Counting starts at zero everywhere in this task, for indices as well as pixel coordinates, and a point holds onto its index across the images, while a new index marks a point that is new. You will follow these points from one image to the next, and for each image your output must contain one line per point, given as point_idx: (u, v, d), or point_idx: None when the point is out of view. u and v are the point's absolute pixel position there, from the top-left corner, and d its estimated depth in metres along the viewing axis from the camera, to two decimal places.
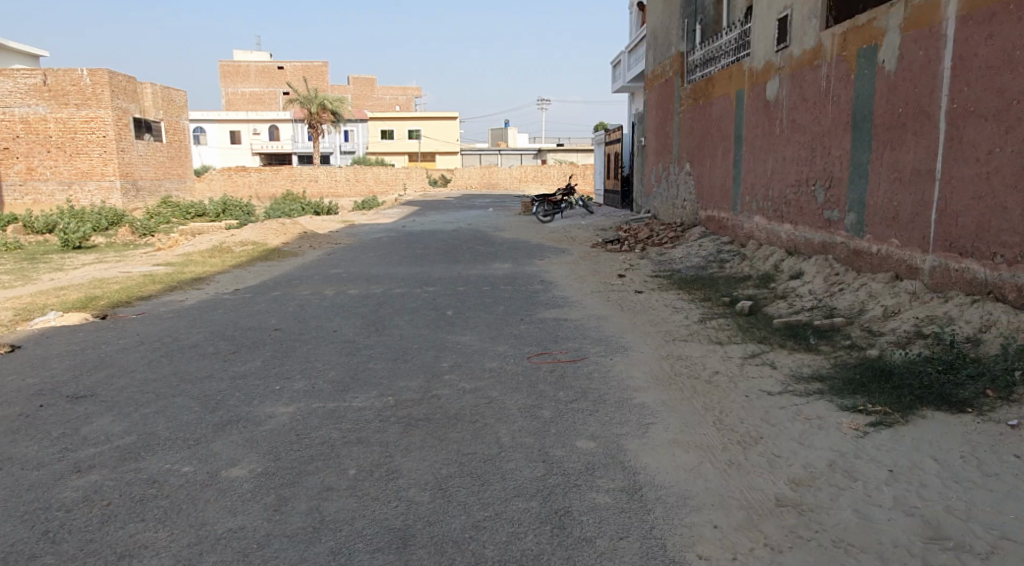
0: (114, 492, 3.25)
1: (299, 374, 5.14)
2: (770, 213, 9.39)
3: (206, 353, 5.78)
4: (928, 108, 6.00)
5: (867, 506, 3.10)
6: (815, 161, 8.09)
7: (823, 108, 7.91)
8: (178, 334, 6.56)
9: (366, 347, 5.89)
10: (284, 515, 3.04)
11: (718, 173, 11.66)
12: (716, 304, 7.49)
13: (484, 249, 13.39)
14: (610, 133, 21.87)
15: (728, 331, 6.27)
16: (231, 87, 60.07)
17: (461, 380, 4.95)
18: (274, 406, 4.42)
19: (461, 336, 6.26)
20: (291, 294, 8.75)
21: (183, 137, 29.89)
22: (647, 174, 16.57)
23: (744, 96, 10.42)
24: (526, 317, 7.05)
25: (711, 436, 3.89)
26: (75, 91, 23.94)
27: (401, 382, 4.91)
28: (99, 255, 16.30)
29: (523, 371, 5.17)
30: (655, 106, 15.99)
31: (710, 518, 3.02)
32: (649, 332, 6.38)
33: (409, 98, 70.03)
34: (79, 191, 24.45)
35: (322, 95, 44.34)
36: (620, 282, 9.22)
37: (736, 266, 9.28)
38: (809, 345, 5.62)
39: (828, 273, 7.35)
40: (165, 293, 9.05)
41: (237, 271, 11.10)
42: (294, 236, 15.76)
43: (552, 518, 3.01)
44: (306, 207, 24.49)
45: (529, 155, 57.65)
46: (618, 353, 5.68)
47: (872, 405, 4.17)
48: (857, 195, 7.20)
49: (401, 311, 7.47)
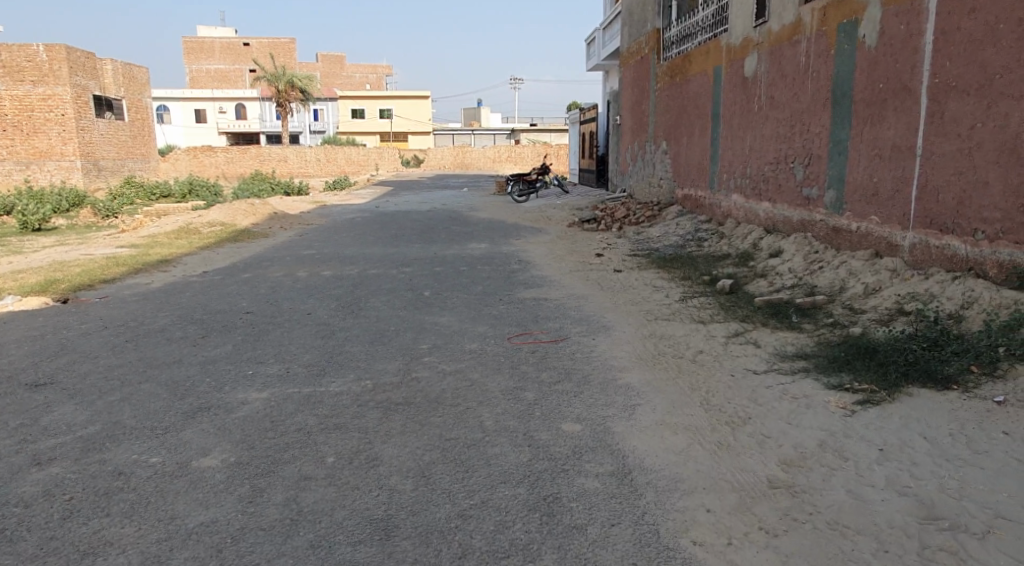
0: (77, 486, 3.08)
1: (272, 358, 4.97)
2: (748, 190, 9.34)
3: (174, 338, 5.57)
4: (909, 84, 5.94)
5: (861, 485, 3.02)
6: (794, 139, 8.02)
7: (803, 84, 7.83)
8: (144, 318, 6.32)
9: (342, 330, 5.72)
10: (260, 507, 2.90)
11: (695, 152, 11.57)
12: (696, 282, 7.42)
13: (460, 229, 13.20)
14: (584, 112, 21.70)
15: (710, 310, 6.20)
16: (196, 64, 58.59)
17: (441, 362, 4.81)
18: (246, 393, 4.25)
19: (439, 317, 6.12)
20: (262, 276, 8.52)
21: (146, 116, 29.07)
22: (623, 153, 16.47)
23: (722, 73, 10.33)
24: (505, 297, 6.93)
25: (699, 418, 3.81)
26: (31, 68, 23.11)
27: (378, 365, 4.76)
28: (61, 238, 15.82)
29: (504, 353, 5.05)
30: (631, 84, 15.86)
31: (702, 502, 2.93)
32: (630, 311, 6.28)
33: (380, 77, 69.03)
34: (37, 171, 23.65)
35: (290, 73, 43.41)
36: (598, 261, 9.12)
37: (714, 245, 9.22)
38: (791, 323, 5.57)
39: (807, 252, 7.32)
40: (130, 275, 8.76)
41: (205, 253, 10.81)
42: (264, 217, 15.43)
43: (541, 506, 2.91)
44: (276, 187, 24.04)
45: (503, 135, 57.26)
46: (600, 333, 5.58)
47: (858, 382, 4.10)
48: (836, 171, 7.14)
49: (377, 292, 7.30)
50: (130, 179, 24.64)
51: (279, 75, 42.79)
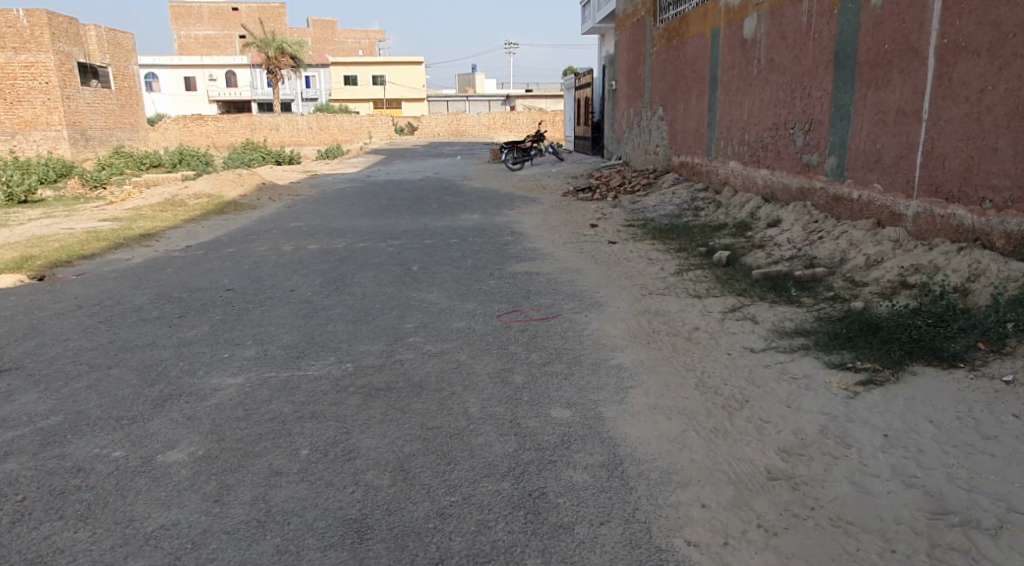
0: (31, 486, 2.93)
1: (250, 339, 4.76)
2: (746, 157, 9.07)
3: (150, 318, 5.36)
4: (916, 45, 5.66)
5: (865, 475, 2.84)
6: (794, 103, 7.74)
7: (804, 46, 7.53)
8: (120, 297, 6.10)
9: (325, 308, 5.51)
10: (224, 507, 2.72)
11: (692, 117, 11.26)
12: (692, 254, 7.20)
13: (452, 199, 12.94)
14: (580, 77, 21.24)
15: (706, 284, 6.00)
16: (184, 31, 57.46)
17: (426, 343, 4.61)
18: (220, 378, 4.05)
19: (427, 294, 5.91)
20: (247, 250, 8.29)
21: (133, 83, 28.48)
22: (619, 119, 16.13)
23: (720, 36, 9.99)
24: (495, 271, 6.71)
25: (694, 401, 3.62)
26: (12, 34, 22.50)
27: (360, 346, 4.55)
28: (47, 210, 15.51)
29: (492, 331, 4.85)
30: (627, 48, 15.46)
31: (697, 497, 2.75)
32: (624, 286, 6.07)
33: (373, 42, 67.78)
34: (23, 141, 23.19)
35: (279, 38, 42.51)
36: (592, 232, 8.89)
37: (712, 215, 8.98)
38: (790, 297, 5.37)
39: (806, 222, 7.09)
40: (111, 251, 8.51)
41: (190, 226, 10.54)
42: (253, 188, 15.11)
43: (526, 502, 2.73)
44: (267, 156, 23.65)
45: (498, 101, 56.44)
46: (592, 309, 5.37)
47: (860, 360, 3.91)
48: (838, 137, 6.88)
49: (364, 267, 7.08)
50: (118, 149, 24.19)
51: (269, 41, 41.95)
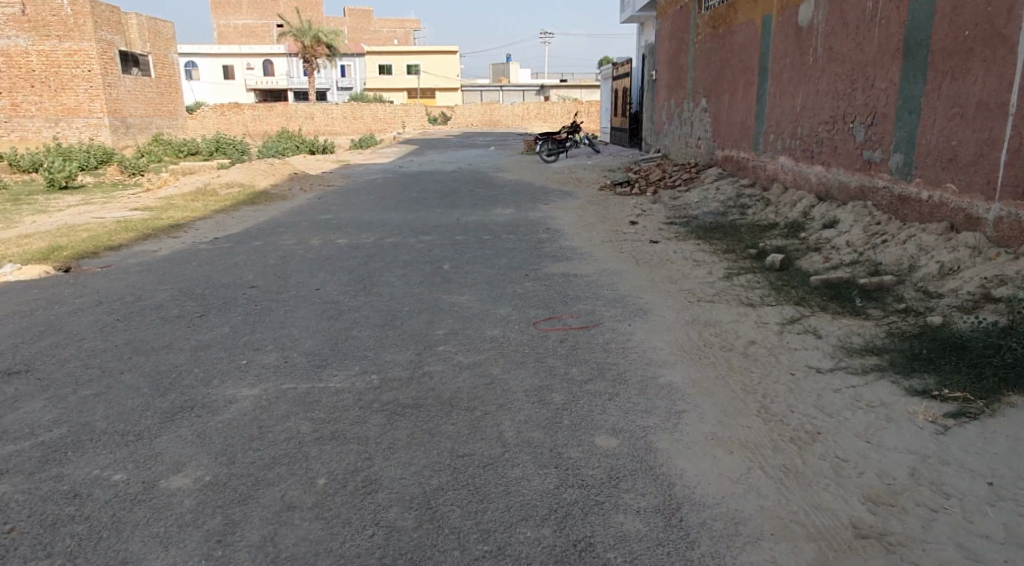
0: (22, 512, 2.66)
1: (271, 344, 4.45)
2: (798, 152, 8.55)
3: (169, 318, 5.09)
4: (1004, 31, 5.16)
5: (971, 535, 2.43)
6: (856, 95, 7.22)
7: (869, 34, 7.00)
8: (142, 293, 5.85)
9: (351, 310, 5.19)
10: (229, 552, 2.44)
11: (738, 109, 10.73)
12: (741, 256, 6.74)
13: (486, 192, 12.57)
14: (618, 67, 20.66)
15: (760, 290, 5.55)
16: (222, 20, 57.75)
17: (457, 353, 4.26)
18: (235, 389, 3.74)
19: (459, 296, 5.55)
20: (274, 243, 8.02)
21: (173, 72, 28.55)
22: (658, 111, 15.60)
23: (772, 23, 9.46)
24: (532, 272, 6.34)
25: (758, 430, 3.21)
26: (56, 22, 22.61)
27: (386, 355, 4.22)
28: (85, 196, 15.51)
29: (529, 341, 4.48)
30: (669, 36, 14.90)
31: (772, 557, 2.37)
32: (669, 291, 5.66)
33: (408, 32, 67.56)
34: (66, 128, 23.33)
35: (316, 27, 42.39)
36: (632, 230, 8.45)
37: (760, 213, 8.49)
38: (855, 308, 4.91)
39: (867, 223, 6.58)
40: (138, 242, 8.30)
41: (220, 217, 10.32)
42: (285, 177, 14.90)
43: (569, 557, 2.39)
44: (301, 145, 23.52)
45: (532, 91, 55.82)
46: (637, 317, 4.97)
47: (946, 388, 3.47)
48: (905, 132, 6.37)
49: (394, 265, 6.75)
50: (156, 136, 24.25)
51: (304, 30, 41.88)
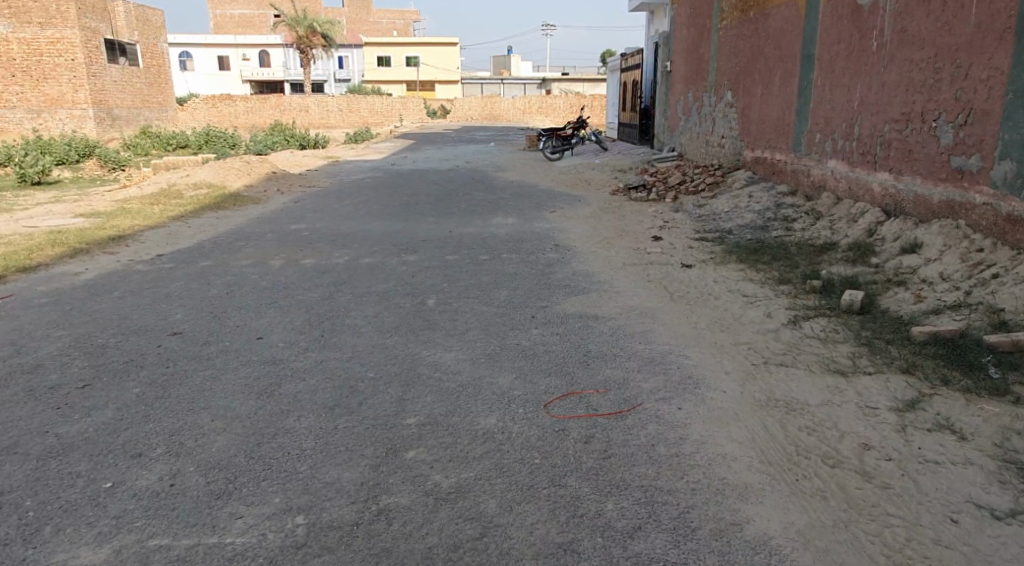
0: None
1: (163, 445, 3.03)
2: (854, 154, 7.14)
3: (40, 389, 3.68)
4: None
5: None
6: (940, 88, 5.82)
7: (963, 10, 5.58)
8: (29, 341, 4.46)
9: (293, 378, 3.77)
10: None
11: (773, 103, 9.28)
12: (801, 290, 5.34)
13: (486, 195, 11.15)
14: (626, 59, 19.21)
15: (845, 347, 4.15)
16: (220, 9, 56.27)
17: (433, 467, 2.85)
18: (71, 548, 2.35)
19: (443, 353, 4.15)
20: (226, 264, 6.61)
21: (161, 61, 26.98)
22: (673, 105, 14.20)
23: (819, 2, 8.05)
24: (540, 312, 4.93)
25: None
26: (38, 8, 21.14)
27: (326, 473, 2.80)
28: (54, 193, 14.10)
29: (541, 440, 3.08)
30: (686, 23, 13.49)
31: None
32: (723, 347, 4.24)
33: (408, 23, 65.97)
34: (50, 119, 21.89)
35: (312, 16, 40.71)
36: (657, 249, 7.03)
37: (811, 228, 7.07)
38: (994, 384, 3.50)
39: (963, 249, 5.18)
40: (64, 260, 6.89)
41: (176, 226, 8.90)
42: (266, 177, 13.47)
43: None
44: (292, 140, 22.10)
45: (533, 83, 54.27)
46: (689, 394, 3.56)
47: None
48: (1018, 136, 4.98)
49: (365, 298, 5.33)
50: (144, 129, 22.83)
51: (301, 19, 40.24)
